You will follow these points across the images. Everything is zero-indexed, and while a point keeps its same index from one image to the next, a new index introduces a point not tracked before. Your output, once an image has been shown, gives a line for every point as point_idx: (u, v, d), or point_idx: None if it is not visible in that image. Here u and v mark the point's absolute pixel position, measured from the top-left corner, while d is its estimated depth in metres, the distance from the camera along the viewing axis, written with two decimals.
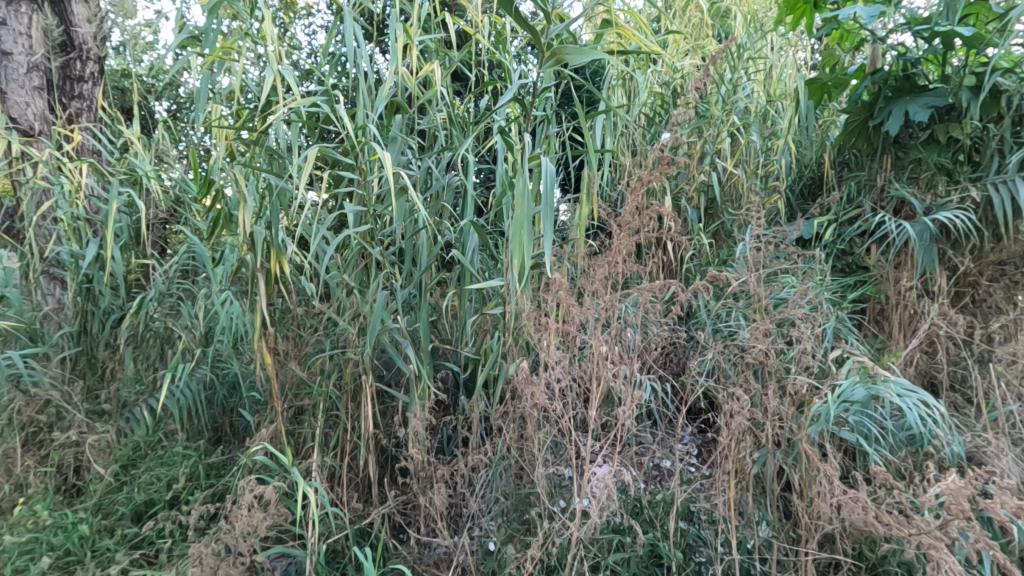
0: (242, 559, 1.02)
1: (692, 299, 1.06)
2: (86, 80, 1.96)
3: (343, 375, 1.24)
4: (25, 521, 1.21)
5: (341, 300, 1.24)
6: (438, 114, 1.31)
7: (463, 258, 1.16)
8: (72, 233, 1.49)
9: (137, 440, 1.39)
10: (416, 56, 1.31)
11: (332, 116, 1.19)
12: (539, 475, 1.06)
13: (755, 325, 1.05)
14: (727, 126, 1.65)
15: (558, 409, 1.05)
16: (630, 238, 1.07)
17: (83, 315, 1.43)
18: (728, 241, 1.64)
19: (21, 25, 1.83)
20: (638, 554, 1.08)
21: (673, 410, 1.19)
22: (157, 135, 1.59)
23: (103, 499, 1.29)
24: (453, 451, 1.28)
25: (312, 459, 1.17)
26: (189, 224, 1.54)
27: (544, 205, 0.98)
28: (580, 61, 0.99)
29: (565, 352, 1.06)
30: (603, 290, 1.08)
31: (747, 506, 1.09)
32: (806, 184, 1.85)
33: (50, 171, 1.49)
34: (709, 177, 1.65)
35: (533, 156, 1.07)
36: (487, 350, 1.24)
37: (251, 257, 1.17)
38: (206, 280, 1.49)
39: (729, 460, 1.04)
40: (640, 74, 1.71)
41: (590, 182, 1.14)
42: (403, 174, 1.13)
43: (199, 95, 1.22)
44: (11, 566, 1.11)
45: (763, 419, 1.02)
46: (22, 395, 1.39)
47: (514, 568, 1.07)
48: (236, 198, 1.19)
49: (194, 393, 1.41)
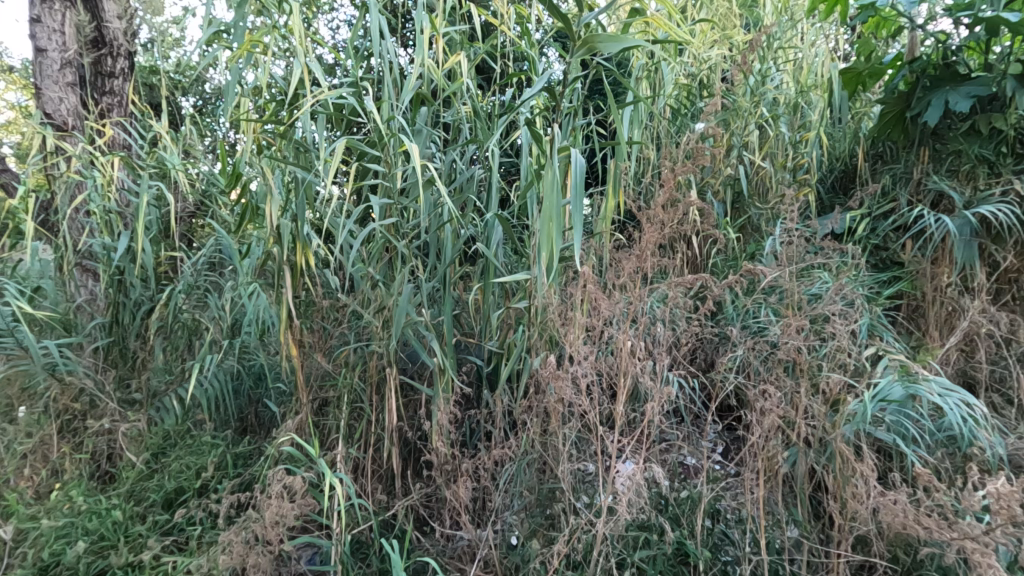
0: (271, 548, 1.03)
1: (724, 294, 1.04)
2: (118, 76, 1.98)
3: (368, 368, 1.24)
4: (62, 506, 1.24)
5: (366, 293, 1.24)
6: (462, 107, 1.30)
7: (488, 251, 1.16)
8: (105, 226, 1.52)
9: (167, 429, 1.42)
10: (442, 48, 1.30)
11: (359, 109, 1.19)
12: (564, 470, 1.06)
13: (788, 321, 1.03)
14: (756, 117, 1.60)
15: (585, 404, 1.03)
16: (660, 231, 1.05)
17: (115, 306, 1.46)
18: (756, 235, 1.61)
19: (55, 23, 1.89)
20: (665, 553, 1.06)
21: (702, 407, 1.16)
22: (185, 130, 1.61)
23: (135, 486, 1.32)
24: (477, 445, 1.28)
25: (337, 450, 1.18)
26: (217, 216, 1.56)
27: (572, 197, 0.96)
28: (613, 50, 0.97)
29: (592, 347, 1.05)
30: (632, 284, 1.07)
31: (776, 506, 1.07)
32: (837, 177, 1.80)
33: (83, 165, 1.52)
34: (737, 170, 1.61)
35: (562, 147, 1.05)
36: (511, 344, 1.23)
37: (279, 250, 1.18)
38: (233, 273, 1.51)
39: (760, 459, 1.02)
40: (666, 66, 1.66)
41: (619, 175, 1.12)
42: (430, 166, 1.13)
43: (227, 89, 1.23)
44: (49, 549, 1.14)
45: (795, 417, 0.99)
46: (57, 383, 1.42)
47: (539, 564, 1.07)
48: (264, 191, 1.20)
49: (222, 383, 1.44)
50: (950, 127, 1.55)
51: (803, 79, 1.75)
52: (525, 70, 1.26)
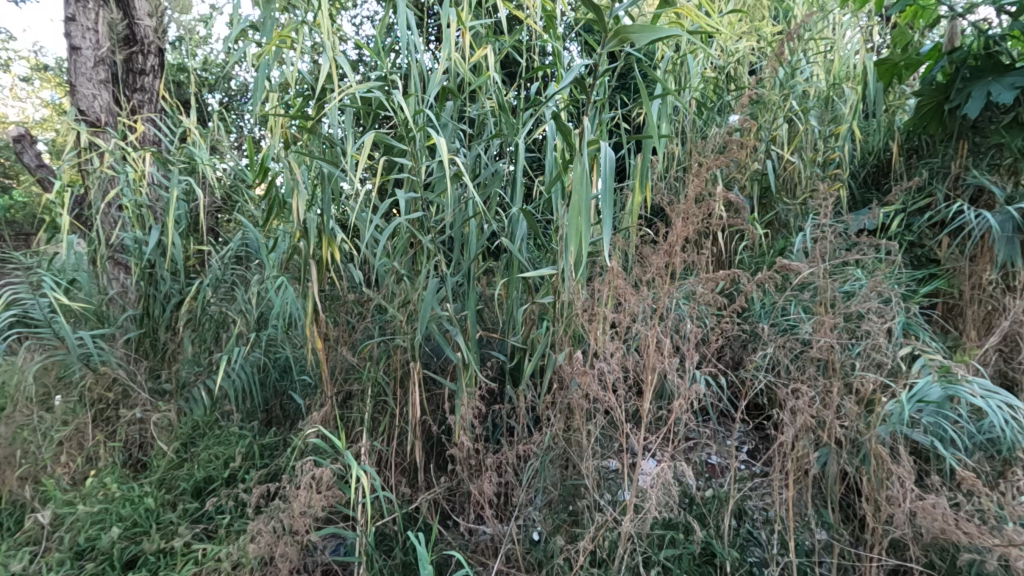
0: (298, 538, 1.04)
1: (757, 291, 1.01)
2: (148, 73, 2.03)
3: (392, 361, 1.25)
4: (96, 492, 1.27)
5: (390, 288, 1.25)
6: (488, 101, 1.29)
7: (513, 246, 1.15)
8: (137, 220, 1.55)
9: (195, 420, 1.45)
10: (469, 41, 1.29)
11: (386, 104, 1.19)
12: (588, 466, 1.05)
13: (821, 318, 1.00)
14: (785, 111, 1.57)
15: (611, 401, 1.02)
16: (691, 226, 1.03)
17: (146, 298, 1.49)
18: (784, 231, 1.57)
19: (88, 21, 1.93)
20: (691, 552, 1.05)
21: (730, 405, 1.14)
22: (213, 126, 1.63)
23: (166, 474, 1.35)
24: (499, 440, 1.28)
25: (361, 443, 1.18)
26: (244, 210, 1.58)
27: (601, 190, 0.95)
28: (646, 40, 0.95)
29: (618, 343, 1.04)
30: (660, 279, 1.05)
31: (806, 508, 1.05)
32: (870, 171, 1.75)
33: (116, 161, 1.56)
34: (765, 165, 1.58)
35: (592, 140, 1.04)
36: (535, 340, 1.23)
37: (305, 243, 1.19)
38: (259, 266, 1.53)
39: (790, 459, 0.99)
40: (693, 58, 1.63)
41: (647, 170, 1.10)
42: (457, 160, 1.12)
43: (256, 85, 1.24)
44: (85, 534, 1.17)
45: (828, 417, 0.97)
46: (91, 373, 1.46)
47: (562, 560, 1.06)
48: (291, 185, 1.21)
49: (249, 375, 1.46)
50: (992, 120, 1.48)
51: (835, 71, 1.70)
52: (551, 63, 1.25)
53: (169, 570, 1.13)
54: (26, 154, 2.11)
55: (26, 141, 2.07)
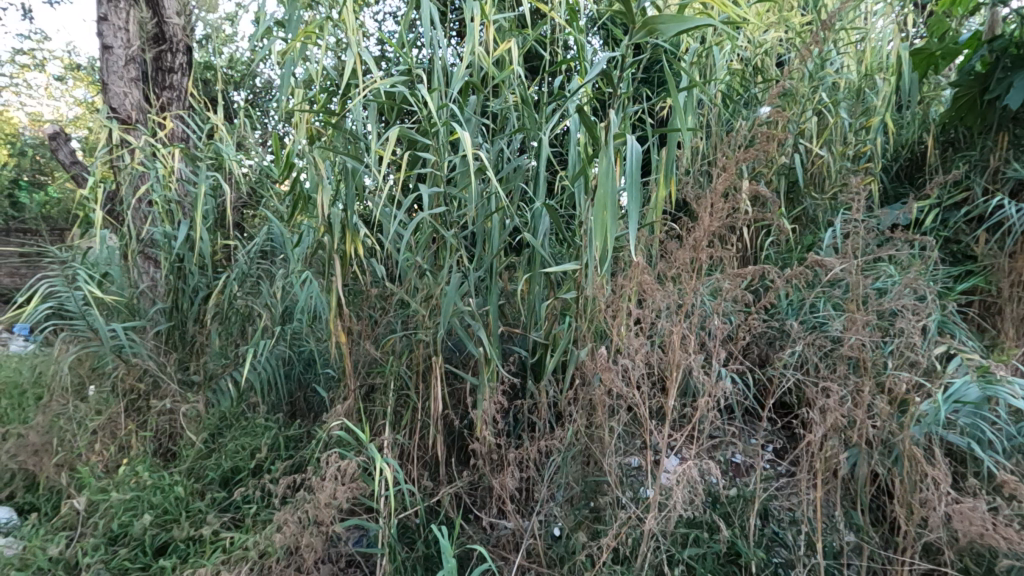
0: (323, 529, 1.06)
1: (785, 287, 0.99)
2: (176, 71, 2.06)
3: (414, 356, 1.26)
4: (128, 480, 1.31)
5: (412, 282, 1.25)
6: (511, 95, 1.28)
7: (536, 241, 1.14)
8: (166, 215, 1.58)
9: (223, 411, 1.47)
10: (492, 35, 1.29)
11: (410, 99, 1.19)
12: (610, 463, 1.05)
13: (852, 316, 0.98)
14: (814, 103, 1.53)
15: (634, 397, 1.01)
16: (718, 221, 1.01)
17: (174, 291, 1.53)
18: (812, 227, 1.54)
19: (119, 21, 1.98)
20: (715, 552, 1.04)
21: (757, 404, 1.12)
22: (238, 122, 1.65)
23: (195, 464, 1.38)
24: (521, 435, 1.28)
25: (384, 436, 1.19)
26: (269, 206, 1.60)
27: (627, 184, 0.94)
28: (674, 31, 0.94)
29: (642, 339, 1.02)
30: (686, 275, 1.04)
31: (834, 509, 1.03)
32: (903, 165, 1.70)
33: (146, 157, 1.59)
34: (793, 159, 1.54)
35: (618, 134, 1.03)
36: (557, 336, 1.22)
37: (329, 238, 1.21)
38: (284, 261, 1.56)
39: (818, 460, 0.97)
40: (719, 50, 1.60)
41: (673, 163, 1.09)
42: (481, 154, 1.12)
43: (282, 80, 1.25)
44: (118, 520, 1.21)
45: (859, 417, 0.95)
46: (123, 364, 1.50)
47: (584, 556, 1.06)
48: (316, 180, 1.23)
49: (274, 367, 1.48)
50: None
51: (867, 62, 1.65)
52: (575, 57, 1.24)
53: (199, 557, 1.15)
54: (61, 151, 2.17)
55: (61, 139, 2.13)
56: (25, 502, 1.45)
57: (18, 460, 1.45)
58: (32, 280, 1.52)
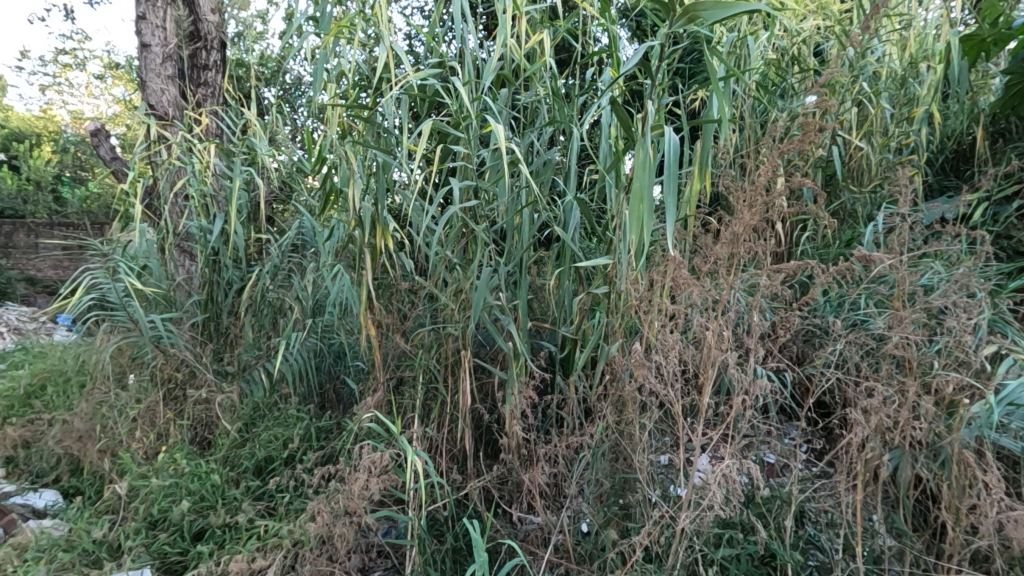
0: (354, 519, 1.07)
1: (828, 283, 0.96)
2: (211, 68, 2.11)
3: (443, 350, 1.26)
4: (167, 467, 1.35)
5: (441, 276, 1.25)
6: (542, 87, 1.27)
7: (568, 234, 1.13)
8: (202, 209, 1.62)
9: (256, 401, 1.50)
10: (525, 27, 1.27)
11: (442, 91, 1.19)
12: (641, 460, 1.03)
13: (898, 313, 0.94)
14: (854, 94, 1.48)
15: (667, 394, 0.99)
16: (758, 214, 0.99)
17: (210, 284, 1.56)
18: (851, 221, 1.49)
19: (157, 19, 2.02)
20: (749, 553, 1.02)
21: (794, 403, 1.09)
22: (271, 117, 1.68)
23: (230, 452, 1.41)
24: (550, 431, 1.27)
25: (414, 429, 1.20)
26: (301, 199, 1.62)
27: (665, 175, 0.92)
28: (717, 18, 0.91)
29: (676, 336, 1.00)
30: (724, 270, 1.01)
31: (875, 513, 0.99)
32: (949, 157, 1.63)
33: (183, 152, 1.63)
34: (830, 151, 1.50)
35: (656, 125, 1.00)
36: (587, 331, 1.21)
37: (360, 232, 1.22)
38: (315, 255, 1.58)
39: (859, 461, 0.94)
40: (755, 39, 1.56)
41: (708, 156, 1.05)
42: (513, 147, 1.11)
43: (315, 74, 1.26)
44: (158, 506, 1.25)
45: (905, 419, 0.91)
46: (162, 354, 1.54)
47: (614, 554, 1.05)
48: (348, 174, 1.24)
49: (305, 359, 1.50)
50: None
51: (911, 51, 1.60)
52: (606, 47, 1.18)
53: (234, 544, 1.18)
54: (102, 147, 2.24)
55: (101, 135, 2.20)
56: (70, 486, 1.51)
57: (63, 445, 1.51)
58: (76, 271, 1.56)
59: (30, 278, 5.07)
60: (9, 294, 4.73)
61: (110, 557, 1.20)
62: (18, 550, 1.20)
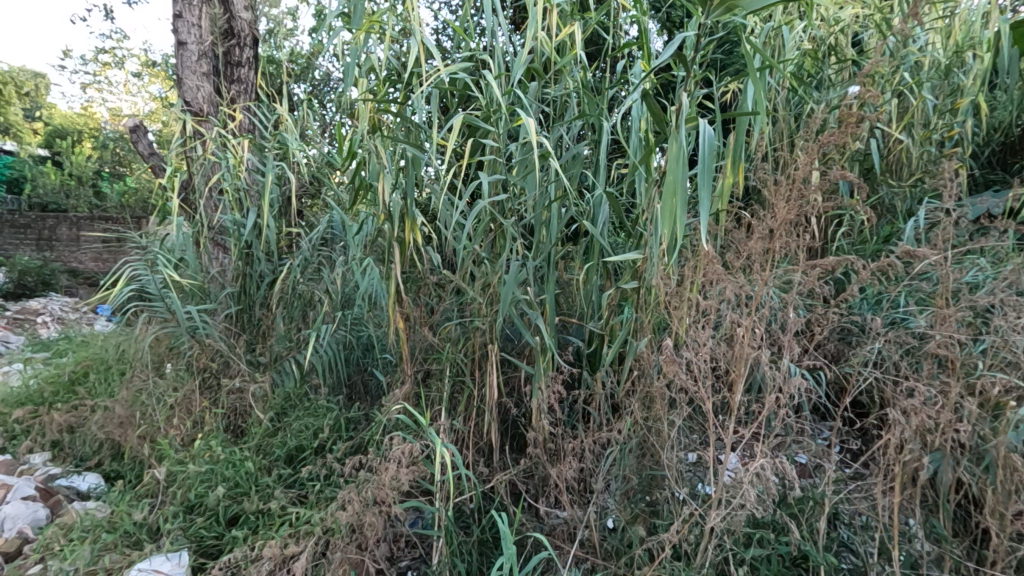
0: (384, 509, 1.09)
1: (868, 280, 0.93)
2: (244, 65, 2.15)
3: (470, 343, 1.26)
4: (203, 454, 1.39)
5: (469, 270, 1.26)
6: (572, 80, 1.25)
7: (598, 229, 1.12)
8: (236, 203, 1.65)
9: (287, 391, 1.53)
10: (556, 19, 1.26)
11: (472, 85, 1.19)
12: (670, 457, 1.02)
13: (941, 311, 0.91)
14: (895, 85, 1.43)
15: (698, 392, 0.98)
16: (794, 208, 0.96)
17: (243, 276, 1.60)
18: (890, 216, 1.45)
19: (193, 17, 2.07)
20: (781, 554, 1.00)
21: (829, 403, 1.06)
22: (302, 112, 1.71)
23: (262, 441, 1.44)
24: (576, 426, 1.27)
25: (442, 421, 1.21)
26: (331, 193, 1.64)
27: (701, 169, 0.90)
28: (756, 7, 0.89)
29: (708, 332, 0.99)
30: (759, 265, 0.99)
31: (913, 516, 0.97)
32: (995, 150, 1.57)
33: (217, 148, 1.67)
34: (868, 144, 1.45)
35: (691, 117, 0.98)
36: (615, 326, 1.20)
37: (390, 226, 1.23)
38: (344, 248, 1.60)
39: (897, 463, 0.92)
40: (791, 29, 1.52)
41: (742, 149, 1.02)
42: (543, 141, 1.11)
43: (347, 70, 1.27)
44: (194, 491, 1.29)
45: (948, 420, 0.88)
46: (197, 344, 1.58)
47: (642, 551, 1.04)
48: (377, 169, 1.25)
49: (334, 351, 1.53)
50: None
51: (955, 39, 1.54)
52: (637, 39, 1.16)
53: (268, 529, 1.21)
54: (140, 143, 2.31)
55: (140, 131, 2.26)
56: (111, 470, 1.57)
57: (105, 431, 1.58)
58: (117, 264, 1.61)
59: (72, 270, 5.28)
60: (52, 284, 4.91)
61: (149, 539, 1.25)
62: (64, 530, 1.27)
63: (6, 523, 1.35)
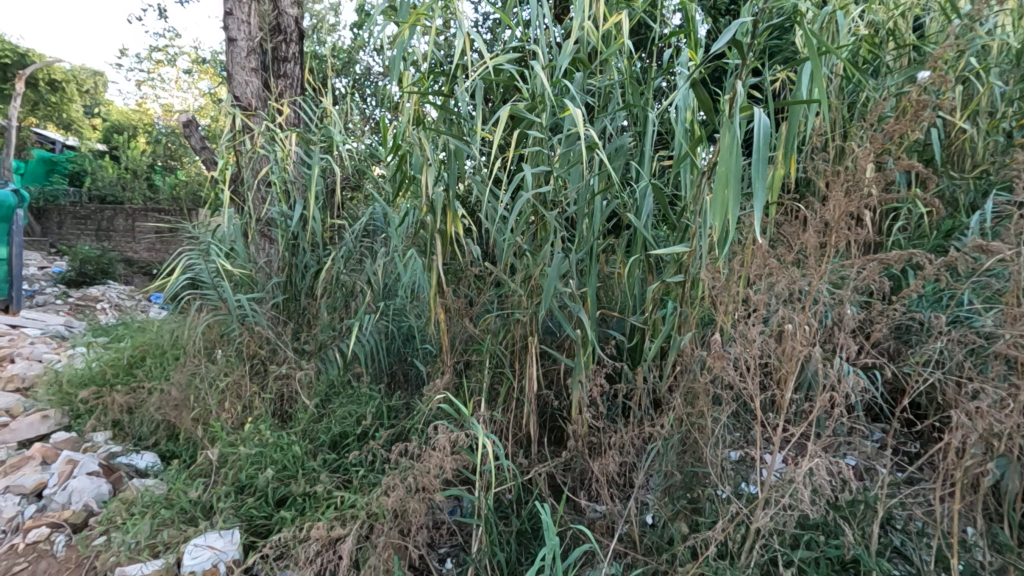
0: (426, 496, 1.10)
1: (932, 275, 0.88)
2: (290, 60, 2.20)
3: (511, 335, 1.26)
4: (253, 437, 1.43)
5: (510, 262, 1.26)
6: (618, 70, 1.23)
7: (642, 221, 1.10)
8: (283, 195, 1.70)
9: (331, 378, 1.57)
10: (602, 8, 1.23)
11: (517, 76, 1.17)
12: (714, 454, 1.01)
13: (1012, 310, 0.86)
14: (960, 71, 1.36)
15: (746, 390, 0.96)
16: (852, 202, 0.92)
17: (289, 267, 1.65)
18: (951, 209, 1.37)
19: (243, 14, 2.13)
20: (831, 558, 0.97)
21: (885, 403, 1.03)
22: (346, 106, 1.73)
23: (307, 426, 1.48)
24: (616, 420, 1.26)
25: (482, 412, 1.22)
26: (373, 185, 1.67)
27: (756, 159, 0.87)
28: None
29: (758, 329, 0.96)
30: (812, 259, 0.96)
31: (973, 525, 0.92)
32: None
33: (265, 141, 1.72)
34: (928, 135, 1.39)
35: (746, 107, 0.95)
36: (657, 321, 1.18)
37: (432, 218, 1.24)
38: (385, 239, 1.62)
39: (958, 469, 0.88)
40: (848, 13, 1.45)
41: (796, 139, 0.99)
42: (589, 132, 1.09)
43: (392, 63, 1.27)
44: (245, 472, 1.34)
45: (1017, 426, 0.84)
46: (247, 332, 1.64)
47: (685, 548, 1.03)
48: (421, 161, 1.26)
49: (376, 340, 1.55)
50: None
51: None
52: (685, 27, 1.13)
53: (314, 511, 1.26)
54: (192, 138, 2.40)
55: (192, 126, 2.35)
56: (167, 449, 1.66)
57: (162, 412, 1.66)
58: (171, 254, 1.68)
59: (129, 259, 5.54)
60: (110, 273, 5.12)
61: (204, 516, 1.31)
62: (126, 505, 1.35)
63: (74, 497, 1.44)
